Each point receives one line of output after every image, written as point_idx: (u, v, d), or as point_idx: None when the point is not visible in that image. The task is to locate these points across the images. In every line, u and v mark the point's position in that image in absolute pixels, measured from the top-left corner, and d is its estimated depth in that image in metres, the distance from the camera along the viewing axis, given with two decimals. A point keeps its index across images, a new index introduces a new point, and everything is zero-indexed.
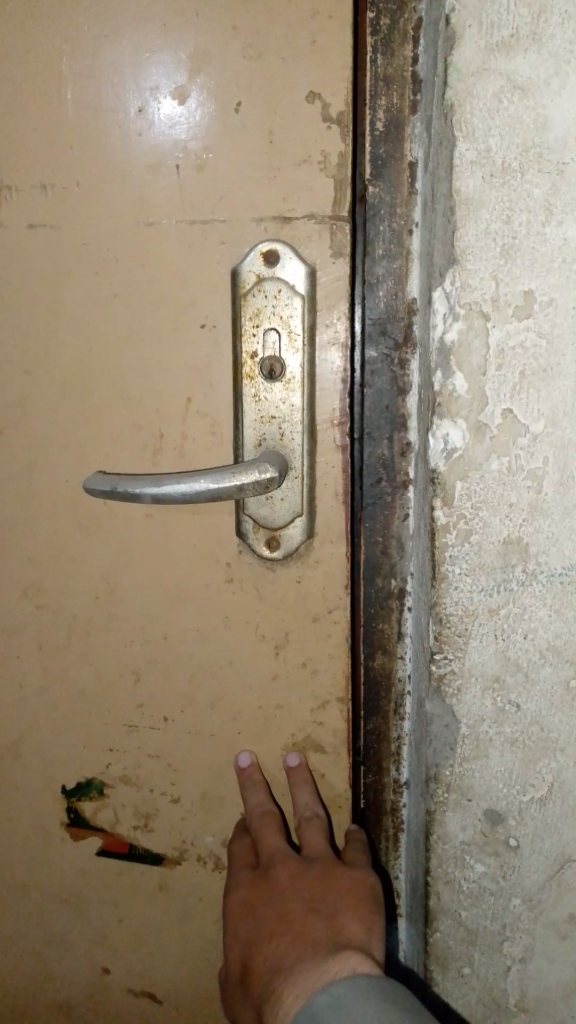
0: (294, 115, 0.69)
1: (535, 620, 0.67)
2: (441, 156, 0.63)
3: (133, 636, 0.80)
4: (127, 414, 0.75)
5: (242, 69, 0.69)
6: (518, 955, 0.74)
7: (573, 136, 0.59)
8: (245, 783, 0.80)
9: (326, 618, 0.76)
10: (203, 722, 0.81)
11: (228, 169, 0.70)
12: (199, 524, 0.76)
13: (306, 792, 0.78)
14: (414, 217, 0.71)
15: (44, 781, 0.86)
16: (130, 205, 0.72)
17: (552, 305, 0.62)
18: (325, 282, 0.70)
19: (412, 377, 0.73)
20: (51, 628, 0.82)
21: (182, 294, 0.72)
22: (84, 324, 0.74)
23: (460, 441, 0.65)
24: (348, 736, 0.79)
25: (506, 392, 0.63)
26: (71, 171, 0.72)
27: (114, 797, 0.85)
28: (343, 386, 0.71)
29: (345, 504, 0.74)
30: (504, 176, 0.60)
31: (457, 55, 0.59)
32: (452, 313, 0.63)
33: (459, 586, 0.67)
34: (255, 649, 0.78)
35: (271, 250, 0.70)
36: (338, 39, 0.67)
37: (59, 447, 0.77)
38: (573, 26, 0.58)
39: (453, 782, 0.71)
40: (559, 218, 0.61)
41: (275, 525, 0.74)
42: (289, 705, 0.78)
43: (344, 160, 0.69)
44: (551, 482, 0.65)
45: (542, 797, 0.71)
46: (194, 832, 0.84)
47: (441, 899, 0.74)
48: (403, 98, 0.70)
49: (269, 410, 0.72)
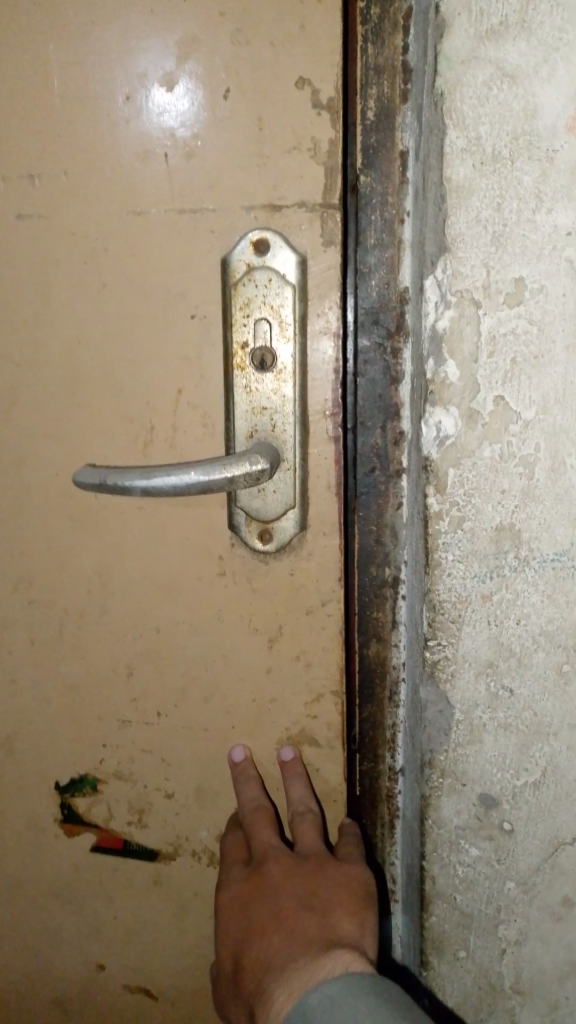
0: (282, 104, 0.69)
1: (528, 605, 0.68)
2: (431, 145, 0.63)
3: (126, 630, 0.81)
4: (118, 408, 0.75)
5: (230, 56, 0.69)
6: (513, 938, 0.75)
7: (563, 124, 0.60)
8: (238, 776, 0.80)
9: (319, 610, 0.77)
10: (196, 715, 0.81)
11: (217, 158, 0.70)
12: (191, 518, 0.77)
13: (300, 786, 0.79)
14: (405, 206, 0.71)
15: (38, 775, 0.86)
16: (118, 194, 0.72)
17: (543, 293, 0.62)
18: (316, 271, 0.70)
19: (404, 365, 0.73)
20: (44, 623, 0.82)
21: (172, 286, 0.73)
22: (73, 317, 0.74)
23: (452, 429, 0.65)
24: (343, 729, 0.79)
25: (498, 380, 0.64)
26: (58, 160, 0.72)
27: (107, 791, 0.85)
28: (335, 376, 0.72)
29: (339, 494, 0.74)
30: (494, 165, 0.61)
31: (447, 43, 0.60)
32: (443, 301, 0.63)
33: (452, 573, 0.68)
34: (248, 642, 0.78)
35: (261, 239, 0.70)
36: (327, 24, 0.67)
37: (49, 441, 0.77)
38: (561, 14, 0.58)
39: (448, 768, 0.72)
40: (549, 206, 0.61)
41: (267, 517, 0.74)
42: (283, 698, 0.79)
43: (334, 147, 0.69)
44: (543, 469, 0.65)
45: (536, 781, 0.71)
46: (189, 825, 0.84)
47: (436, 884, 0.75)
48: (394, 87, 0.70)
49: (261, 401, 0.72)
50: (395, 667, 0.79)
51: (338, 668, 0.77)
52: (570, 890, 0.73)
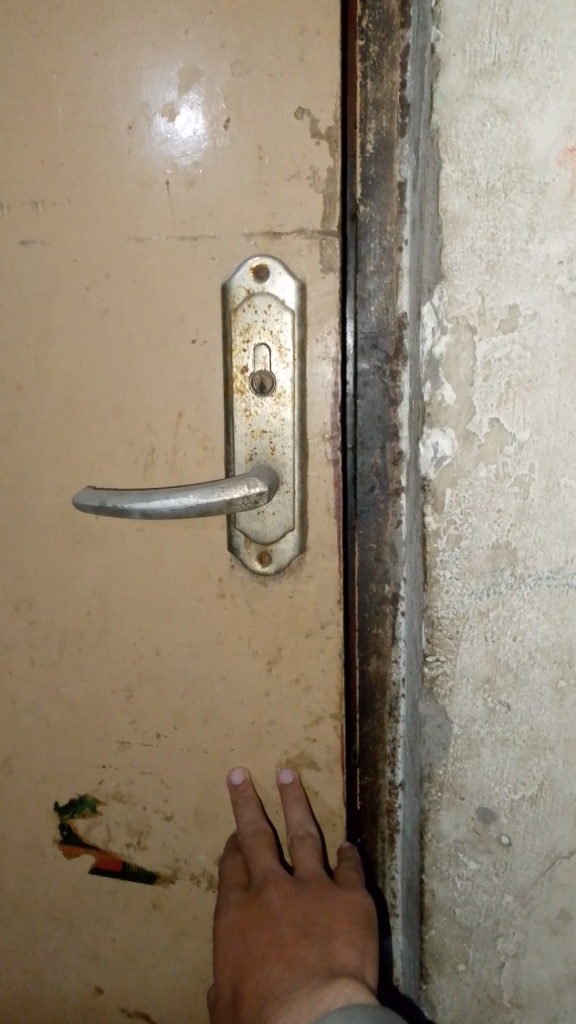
0: (281, 135, 0.71)
1: (524, 621, 0.69)
2: (427, 178, 0.66)
3: (126, 652, 0.82)
4: (120, 432, 0.78)
5: (231, 89, 0.71)
6: (511, 951, 0.76)
7: (554, 157, 0.62)
8: (238, 799, 0.82)
9: (318, 633, 0.78)
10: (196, 735, 0.82)
11: (219, 186, 0.72)
12: (191, 540, 0.78)
13: (299, 810, 0.80)
14: (403, 235, 0.74)
15: (38, 792, 0.88)
16: (120, 221, 0.74)
17: (536, 318, 0.64)
18: (315, 297, 0.73)
19: (403, 387, 0.75)
20: (45, 642, 0.84)
21: (173, 311, 0.75)
22: (75, 342, 0.77)
23: (449, 450, 0.67)
24: (342, 752, 0.80)
25: (493, 402, 0.66)
26: (62, 188, 0.75)
27: (106, 813, 0.86)
28: (333, 399, 0.74)
29: (338, 516, 0.76)
30: (488, 197, 0.63)
31: (442, 82, 0.62)
32: (440, 326, 0.66)
33: (450, 590, 0.69)
34: (247, 665, 0.80)
35: (261, 265, 0.72)
36: (326, 56, 0.70)
37: (51, 464, 0.80)
38: (552, 53, 0.61)
39: (447, 782, 0.74)
40: (541, 236, 0.63)
41: (266, 540, 0.76)
42: (282, 721, 0.80)
43: (333, 174, 0.71)
44: (538, 489, 0.67)
45: (533, 795, 0.73)
46: (189, 844, 0.85)
47: (435, 897, 0.76)
48: (392, 121, 0.73)
49: (260, 425, 0.74)
50: (394, 683, 0.80)
51: (338, 685, 0.79)
52: (568, 903, 0.74)
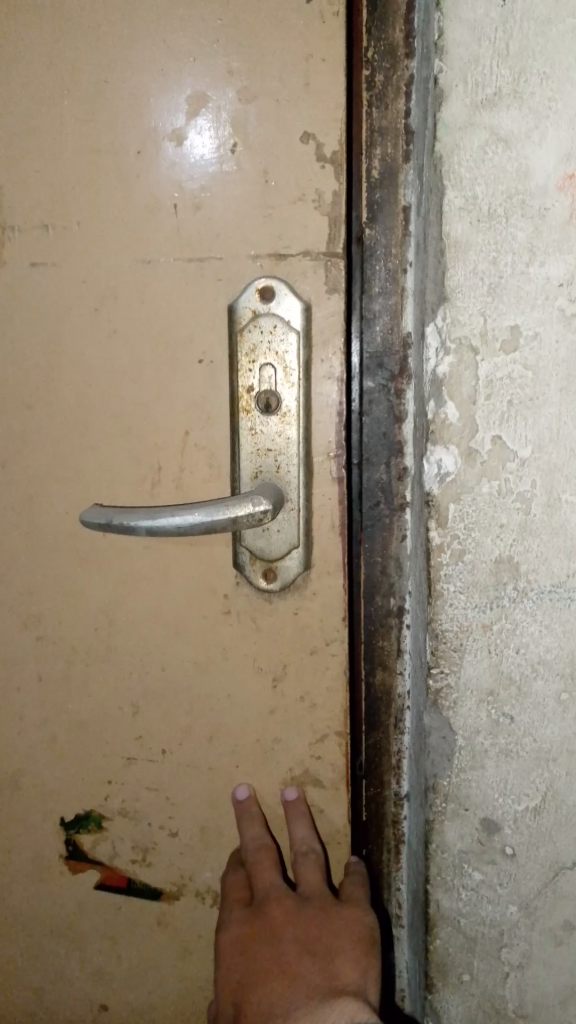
0: (287, 159, 0.73)
1: (527, 634, 0.71)
2: (431, 203, 0.68)
3: (132, 669, 0.84)
4: (128, 451, 0.80)
5: (238, 115, 0.73)
6: (515, 962, 0.77)
7: (554, 184, 0.64)
8: (242, 815, 0.83)
9: (323, 650, 0.79)
10: (201, 752, 0.84)
11: (225, 210, 0.75)
12: (197, 559, 0.80)
13: (303, 826, 0.81)
14: (408, 257, 0.76)
15: (44, 805, 0.89)
16: (129, 244, 0.77)
17: (537, 339, 0.66)
18: (320, 318, 0.74)
19: (407, 405, 0.77)
20: (52, 657, 0.85)
21: (180, 333, 0.77)
22: (84, 364, 0.79)
23: (453, 467, 0.69)
24: (347, 771, 0.82)
25: (495, 420, 0.68)
26: (72, 212, 0.77)
27: (112, 830, 0.88)
28: (338, 418, 0.75)
29: (342, 534, 0.77)
30: (490, 221, 0.65)
31: (445, 112, 0.65)
32: (444, 347, 0.67)
33: (454, 603, 0.71)
34: (253, 682, 0.81)
35: (267, 286, 0.75)
36: (330, 82, 0.72)
37: (60, 484, 0.82)
38: (551, 84, 0.63)
39: (451, 793, 0.75)
40: (541, 259, 0.65)
41: (271, 557, 0.78)
42: (287, 738, 0.82)
43: (338, 198, 0.73)
44: (540, 504, 0.68)
45: (536, 806, 0.74)
46: (193, 857, 0.86)
47: (440, 907, 0.77)
48: (397, 147, 0.75)
49: (265, 443, 0.76)
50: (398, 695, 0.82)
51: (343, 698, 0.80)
52: (571, 914, 0.75)
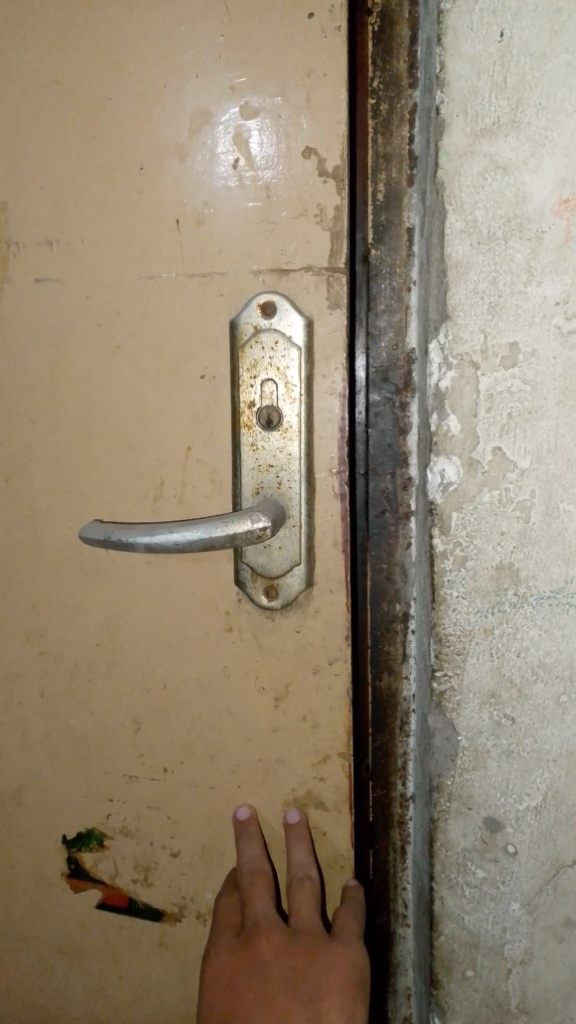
0: (288, 176, 0.75)
1: (527, 638, 0.74)
2: (433, 225, 0.71)
3: (133, 686, 0.86)
4: (130, 466, 0.82)
5: (240, 132, 0.75)
6: (518, 958, 0.79)
7: (550, 208, 0.67)
8: (241, 834, 0.85)
9: (326, 669, 0.81)
10: (202, 770, 0.85)
11: (226, 226, 0.77)
12: (200, 575, 0.82)
13: (301, 850, 0.83)
14: (412, 276, 0.79)
15: (47, 819, 0.92)
16: (131, 260, 0.79)
17: (535, 356, 0.69)
18: (322, 334, 0.76)
19: (412, 418, 0.80)
20: (56, 671, 0.88)
21: (182, 350, 0.79)
22: (87, 381, 0.82)
23: (455, 476, 0.72)
24: (350, 793, 0.83)
25: (495, 432, 0.71)
26: (76, 228, 0.80)
27: (114, 849, 0.90)
28: (340, 434, 0.77)
29: (344, 551, 0.79)
30: (489, 243, 0.69)
31: (446, 140, 0.68)
32: (446, 364, 0.71)
33: (457, 608, 0.74)
34: (255, 701, 0.83)
35: (268, 301, 0.76)
36: (331, 97, 0.74)
37: (64, 498, 0.85)
38: (546, 114, 0.67)
39: (455, 792, 0.77)
40: (539, 279, 0.68)
41: (272, 573, 0.79)
42: (289, 758, 0.83)
43: (340, 213, 0.75)
44: (538, 512, 0.71)
45: (537, 805, 0.76)
46: (194, 873, 0.88)
47: (445, 904, 0.79)
48: (401, 172, 0.78)
49: (267, 459, 0.78)
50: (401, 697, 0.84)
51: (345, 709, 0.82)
52: (572, 911, 0.78)
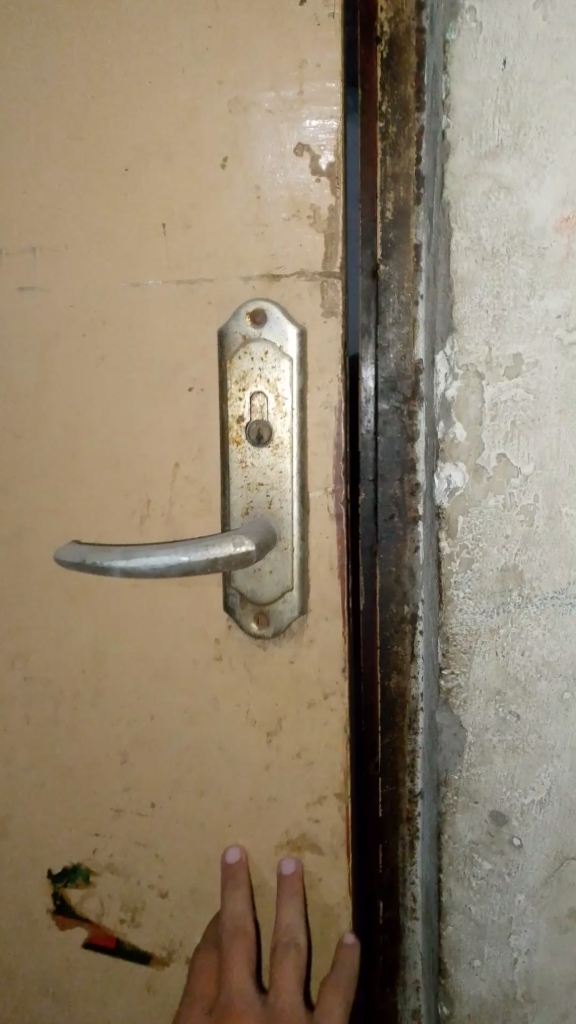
0: (279, 175, 0.74)
1: (531, 637, 0.76)
2: (439, 243, 0.74)
3: (120, 715, 0.85)
4: (117, 482, 0.81)
5: (230, 130, 0.74)
6: (524, 948, 0.82)
7: (551, 225, 0.71)
8: (227, 886, 0.83)
9: (322, 705, 0.80)
10: (192, 806, 0.84)
11: (214, 226, 0.76)
12: (189, 598, 0.81)
13: (290, 909, 0.81)
14: (419, 290, 0.80)
15: (33, 852, 0.91)
16: (116, 264, 0.78)
17: (538, 366, 0.72)
18: (315, 343, 0.75)
19: (419, 425, 0.82)
20: (42, 699, 0.87)
21: (170, 362, 0.78)
22: (71, 392, 0.81)
23: (461, 482, 0.75)
24: (347, 838, 0.81)
25: (500, 439, 0.74)
26: (60, 231, 0.79)
27: (100, 886, 0.89)
28: (336, 451, 0.76)
29: (340, 575, 0.78)
30: (493, 260, 0.72)
31: (452, 163, 0.72)
32: (452, 373, 0.74)
33: (463, 608, 0.77)
34: (247, 736, 0.82)
35: (257, 308, 0.75)
36: (323, 89, 0.72)
37: (49, 515, 0.84)
38: (548, 137, 0.70)
39: (462, 786, 0.80)
40: (541, 293, 0.72)
41: (263, 599, 0.78)
42: (282, 797, 0.82)
43: (335, 213, 0.73)
44: (542, 516, 0.74)
45: (542, 799, 0.79)
46: (183, 914, 0.86)
47: (452, 896, 0.82)
48: (408, 192, 0.79)
49: (256, 477, 0.77)
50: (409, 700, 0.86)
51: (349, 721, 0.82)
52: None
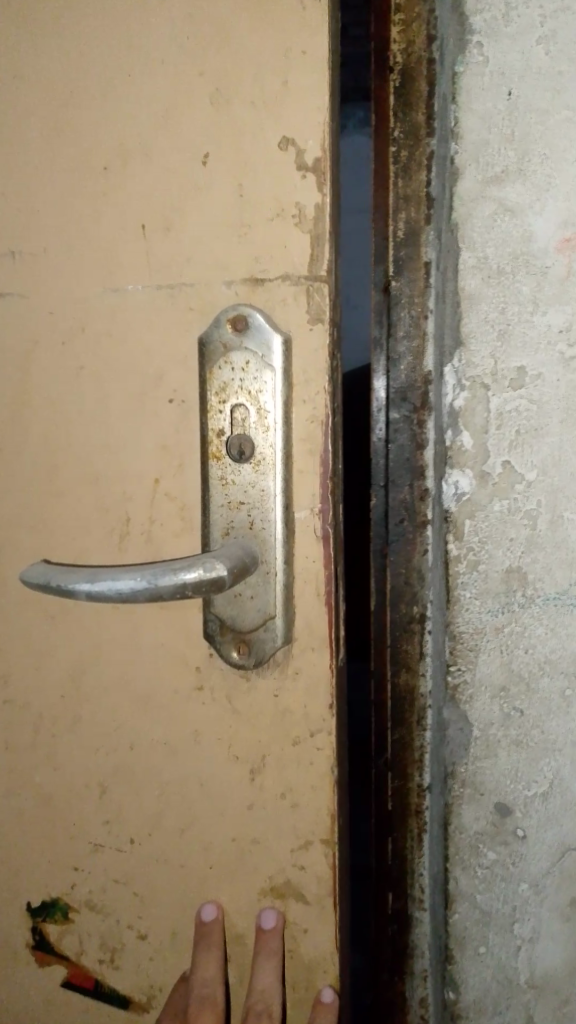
0: (264, 170, 0.70)
1: (534, 636, 0.80)
2: (445, 260, 0.78)
3: (99, 746, 0.80)
4: (95, 497, 0.77)
5: (210, 121, 0.70)
6: (526, 936, 0.85)
7: (553, 245, 0.75)
8: (203, 937, 0.78)
9: (308, 743, 0.74)
10: (172, 848, 0.79)
11: (194, 229, 0.72)
12: (170, 625, 0.76)
13: (269, 970, 0.75)
14: (428, 305, 0.80)
15: (9, 885, 0.86)
16: (93, 268, 0.74)
17: (541, 378, 0.77)
18: (300, 355, 0.71)
19: (429, 435, 0.81)
20: (19, 726, 0.82)
21: (150, 369, 0.74)
22: (50, 402, 0.77)
23: (468, 486, 0.79)
24: (334, 886, 0.75)
25: (504, 445, 0.78)
26: (36, 237, 0.76)
27: (79, 924, 0.83)
28: (323, 467, 0.71)
29: (328, 600, 0.73)
30: (498, 278, 0.76)
31: (459, 187, 0.76)
32: (459, 384, 0.78)
33: (470, 607, 0.81)
34: (229, 773, 0.76)
35: (239, 315, 0.71)
36: (306, 82, 0.68)
37: (26, 532, 0.80)
38: (550, 163, 0.74)
39: (468, 778, 0.84)
40: (543, 308, 0.76)
41: (244, 629, 0.73)
42: (267, 841, 0.76)
43: (320, 216, 0.69)
44: (544, 521, 0.78)
45: (545, 792, 0.83)
46: (164, 960, 0.80)
47: (458, 884, 0.86)
48: (419, 210, 0.79)
49: (237, 495, 0.72)
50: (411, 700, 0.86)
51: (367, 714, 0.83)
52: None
